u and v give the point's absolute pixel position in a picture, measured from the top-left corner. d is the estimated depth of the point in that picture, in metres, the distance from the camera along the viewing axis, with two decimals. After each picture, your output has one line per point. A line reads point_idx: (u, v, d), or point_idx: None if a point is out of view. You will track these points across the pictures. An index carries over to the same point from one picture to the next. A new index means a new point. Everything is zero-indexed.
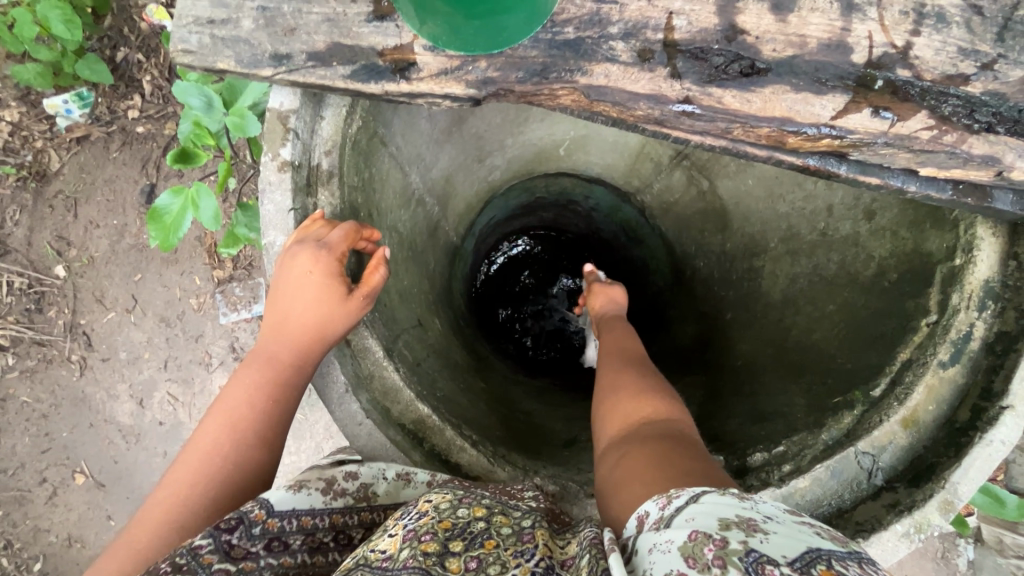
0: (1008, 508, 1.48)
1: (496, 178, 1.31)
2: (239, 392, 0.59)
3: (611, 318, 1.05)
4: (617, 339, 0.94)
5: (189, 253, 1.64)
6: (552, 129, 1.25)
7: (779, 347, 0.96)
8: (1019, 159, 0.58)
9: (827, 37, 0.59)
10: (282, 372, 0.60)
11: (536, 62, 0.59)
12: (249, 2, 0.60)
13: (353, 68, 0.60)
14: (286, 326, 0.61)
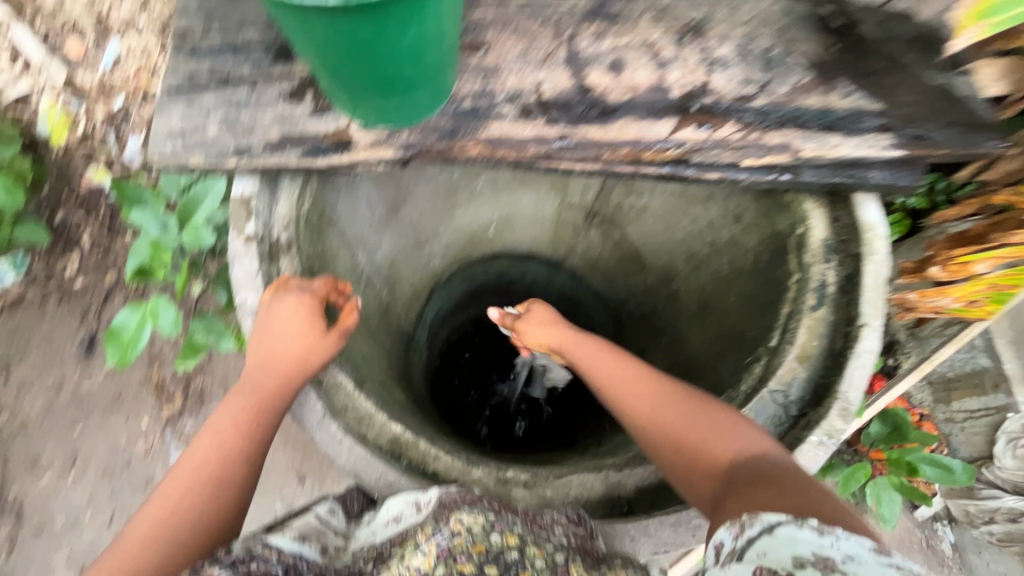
0: (958, 474, 1.61)
1: (437, 265, 1.47)
2: (226, 417, 0.67)
3: (546, 316, 0.94)
4: (580, 346, 0.87)
5: (134, 393, 1.61)
6: (478, 213, 1.42)
7: (707, 347, 1.12)
8: (803, 142, 0.81)
9: (650, 82, 0.82)
10: (267, 402, 0.68)
11: (446, 126, 0.79)
12: (213, 114, 0.76)
13: (303, 149, 0.76)
14: (272, 358, 0.70)
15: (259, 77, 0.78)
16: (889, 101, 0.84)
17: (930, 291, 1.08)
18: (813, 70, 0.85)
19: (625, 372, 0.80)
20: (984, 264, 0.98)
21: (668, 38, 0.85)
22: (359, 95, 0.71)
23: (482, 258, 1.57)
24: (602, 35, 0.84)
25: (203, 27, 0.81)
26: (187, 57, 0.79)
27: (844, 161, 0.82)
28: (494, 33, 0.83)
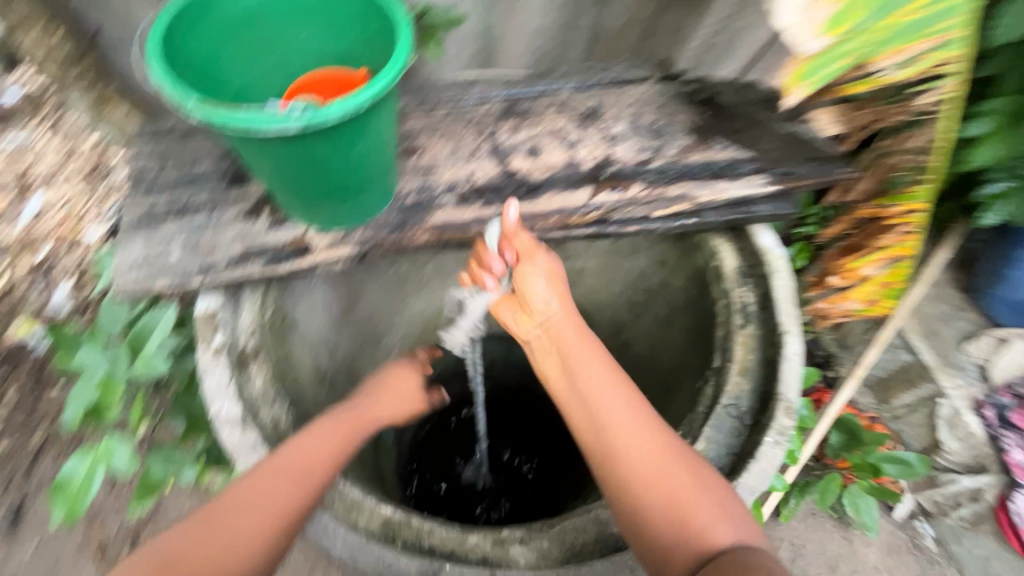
0: (916, 466, 1.67)
1: (394, 359, 1.53)
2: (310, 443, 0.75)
3: (554, 282, 0.85)
4: (580, 347, 0.80)
5: (70, 562, 1.39)
6: (429, 301, 1.50)
7: (660, 387, 1.21)
8: (697, 191, 0.97)
9: (564, 161, 0.97)
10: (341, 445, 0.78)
11: (395, 220, 0.88)
12: (176, 241, 0.82)
13: (265, 259, 0.82)
14: (360, 421, 0.83)
15: (216, 202, 0.85)
16: (756, 148, 1.03)
17: (836, 296, 1.27)
18: (692, 133, 1.03)
19: (627, 401, 0.74)
20: (869, 267, 1.17)
21: (571, 124, 1.01)
22: (313, 205, 0.80)
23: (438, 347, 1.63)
24: (517, 128, 0.99)
25: (158, 166, 0.88)
26: (145, 193, 0.86)
27: (735, 200, 0.98)
28: (425, 138, 0.96)
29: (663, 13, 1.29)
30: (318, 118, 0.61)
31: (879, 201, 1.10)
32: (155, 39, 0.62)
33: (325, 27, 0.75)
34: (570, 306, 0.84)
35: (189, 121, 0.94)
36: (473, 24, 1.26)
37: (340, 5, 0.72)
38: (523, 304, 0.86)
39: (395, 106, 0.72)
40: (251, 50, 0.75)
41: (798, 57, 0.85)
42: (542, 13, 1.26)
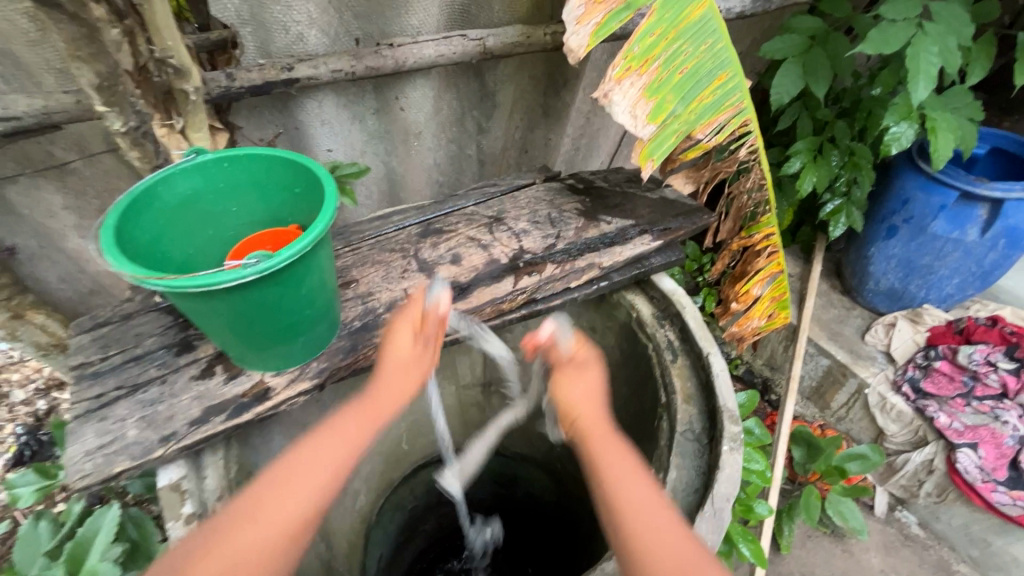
0: (873, 455, 1.76)
1: (363, 504, 1.51)
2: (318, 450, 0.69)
3: (587, 388, 0.81)
4: (605, 452, 0.73)
5: None
6: (386, 432, 1.51)
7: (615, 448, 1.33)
8: (600, 257, 1.14)
9: (484, 261, 1.11)
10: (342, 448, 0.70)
11: (347, 345, 0.95)
12: (130, 419, 0.82)
13: (226, 413, 0.84)
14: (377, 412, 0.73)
15: (167, 372, 0.88)
16: (635, 216, 1.24)
17: (742, 318, 1.46)
18: (582, 216, 1.23)
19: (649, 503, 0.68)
20: (757, 286, 1.37)
21: (481, 230, 1.17)
22: (266, 350, 0.85)
23: (405, 481, 1.68)
24: (436, 244, 1.13)
25: (100, 354, 0.90)
26: (89, 382, 0.86)
27: (632, 258, 1.17)
28: (358, 270, 1.07)
29: (532, 133, 1.57)
30: (272, 264, 0.70)
31: (744, 232, 1.35)
32: (107, 233, 0.70)
33: (257, 195, 0.88)
34: (601, 411, 0.79)
35: (126, 307, 0.98)
36: (378, 172, 1.45)
37: (267, 177, 0.86)
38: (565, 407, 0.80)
39: (331, 247, 0.83)
40: (194, 227, 0.85)
41: (640, 142, 1.09)
42: (433, 151, 1.48)
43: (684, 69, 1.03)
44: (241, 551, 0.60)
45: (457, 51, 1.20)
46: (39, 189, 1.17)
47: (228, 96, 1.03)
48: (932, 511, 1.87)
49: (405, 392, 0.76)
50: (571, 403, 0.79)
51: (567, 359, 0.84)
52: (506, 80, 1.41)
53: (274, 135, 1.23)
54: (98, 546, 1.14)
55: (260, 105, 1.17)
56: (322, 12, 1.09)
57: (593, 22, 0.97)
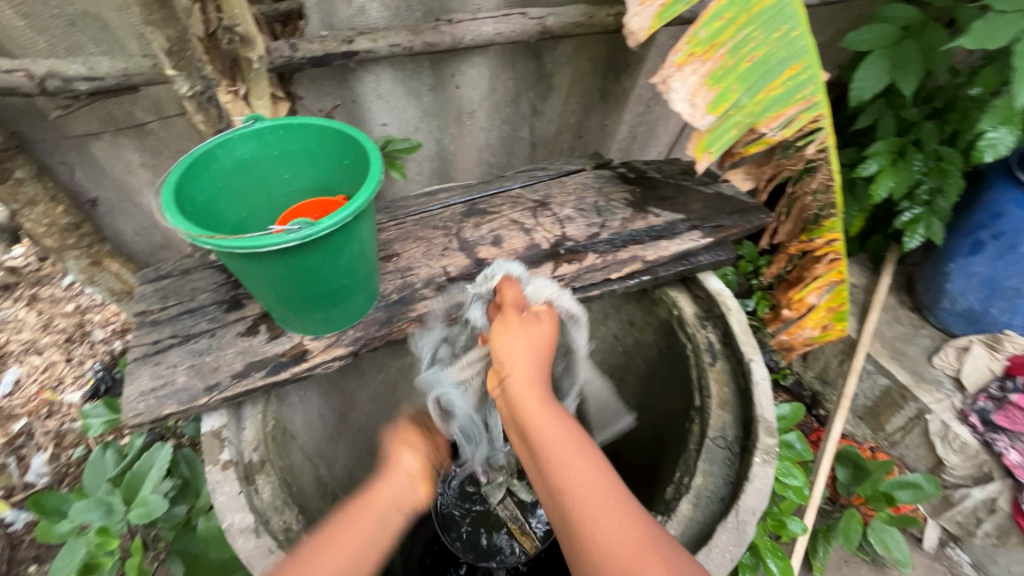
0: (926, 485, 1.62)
1: None
2: (358, 518, 0.73)
3: (535, 342, 0.77)
4: (544, 425, 0.69)
5: None
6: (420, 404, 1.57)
7: (643, 445, 1.30)
8: (645, 250, 1.11)
9: (524, 245, 1.10)
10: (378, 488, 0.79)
11: (382, 317, 0.97)
12: (181, 365, 0.88)
13: (266, 370, 0.89)
14: (376, 498, 0.77)
15: (217, 326, 0.93)
16: (686, 210, 1.19)
17: (794, 326, 1.38)
18: (630, 207, 1.19)
19: (597, 484, 0.64)
20: (813, 294, 1.29)
21: (525, 214, 1.16)
22: (308, 316, 0.89)
23: None
24: (478, 225, 1.13)
25: (160, 304, 0.97)
26: (149, 329, 0.93)
27: (679, 255, 1.12)
28: (400, 244, 1.09)
29: (587, 117, 1.55)
30: (314, 231, 0.72)
31: (804, 236, 1.26)
32: (168, 193, 0.74)
33: (308, 162, 0.90)
34: (536, 378, 0.73)
35: (186, 262, 1.04)
36: (430, 148, 1.45)
37: (319, 147, 0.88)
38: (499, 364, 0.76)
39: (373, 220, 0.85)
40: (249, 191, 0.89)
41: (697, 133, 1.04)
42: (485, 132, 1.48)
43: (753, 57, 0.97)
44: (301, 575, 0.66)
45: (515, 29, 1.18)
46: (120, 145, 1.26)
47: (290, 66, 1.06)
48: (989, 553, 1.73)
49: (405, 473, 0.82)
50: (505, 356, 0.75)
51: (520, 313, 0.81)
52: (564, 62, 1.38)
53: (333, 107, 1.26)
54: (150, 477, 1.24)
55: (321, 76, 1.19)
56: None
57: (657, 3, 0.93)
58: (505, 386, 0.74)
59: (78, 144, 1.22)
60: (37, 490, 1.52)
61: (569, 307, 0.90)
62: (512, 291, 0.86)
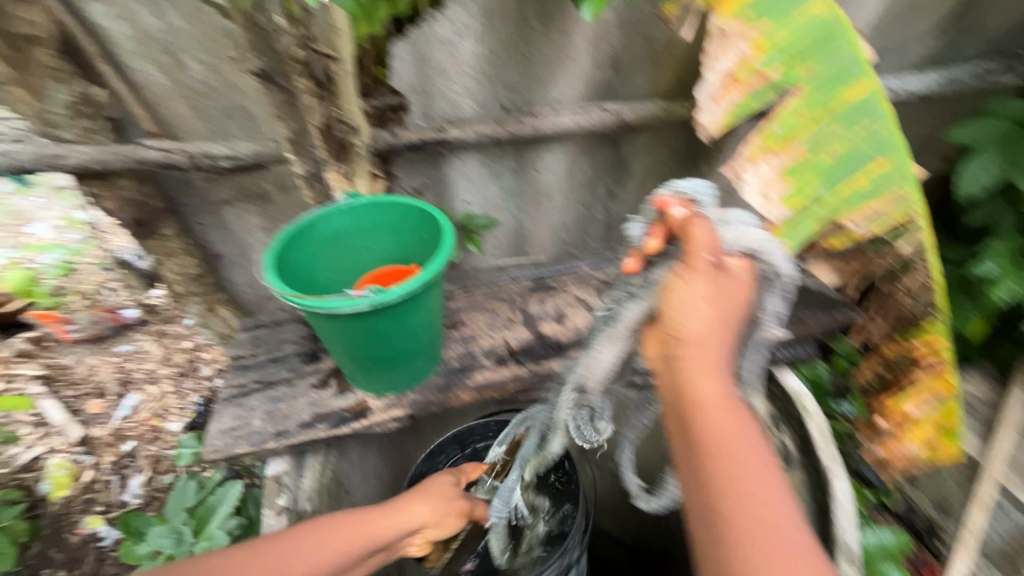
0: None
1: None
2: (351, 528, 0.83)
3: (722, 315, 0.69)
4: (718, 413, 0.66)
5: None
6: None
7: None
8: None
9: (587, 323, 1.10)
10: (355, 525, 0.85)
11: (441, 382, 1.00)
12: (258, 410, 0.96)
13: (329, 423, 0.94)
14: (384, 520, 0.88)
15: (294, 376, 1.01)
16: None
17: (891, 441, 1.24)
18: None
19: (772, 499, 0.62)
20: (912, 405, 1.17)
21: (590, 293, 1.18)
22: (373, 375, 0.94)
23: None
24: (544, 301, 1.16)
25: (251, 351, 1.07)
26: (238, 372, 1.03)
27: None
28: (467, 314, 1.14)
29: None
30: (384, 298, 0.79)
31: (900, 338, 1.17)
32: (269, 256, 0.85)
33: (390, 235, 1.01)
34: (714, 361, 0.69)
35: (280, 314, 1.16)
36: (508, 225, 1.54)
37: (403, 222, 0.98)
38: (674, 334, 0.70)
39: (441, 289, 0.91)
40: (337, 257, 1.00)
41: (771, 225, 1.03)
42: (562, 212, 1.54)
43: (833, 153, 0.94)
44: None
45: (593, 121, 1.27)
46: (246, 211, 1.47)
47: (390, 150, 1.21)
48: None
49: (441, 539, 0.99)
50: (685, 326, 0.69)
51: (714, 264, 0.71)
52: (642, 151, 1.44)
53: (424, 185, 1.40)
54: (219, 513, 1.33)
55: (416, 160, 1.34)
56: (478, 85, 1.22)
57: (730, 101, 0.97)
58: (678, 363, 0.69)
59: (214, 209, 1.44)
60: (130, 510, 1.65)
61: (771, 258, 0.80)
62: (701, 233, 0.72)
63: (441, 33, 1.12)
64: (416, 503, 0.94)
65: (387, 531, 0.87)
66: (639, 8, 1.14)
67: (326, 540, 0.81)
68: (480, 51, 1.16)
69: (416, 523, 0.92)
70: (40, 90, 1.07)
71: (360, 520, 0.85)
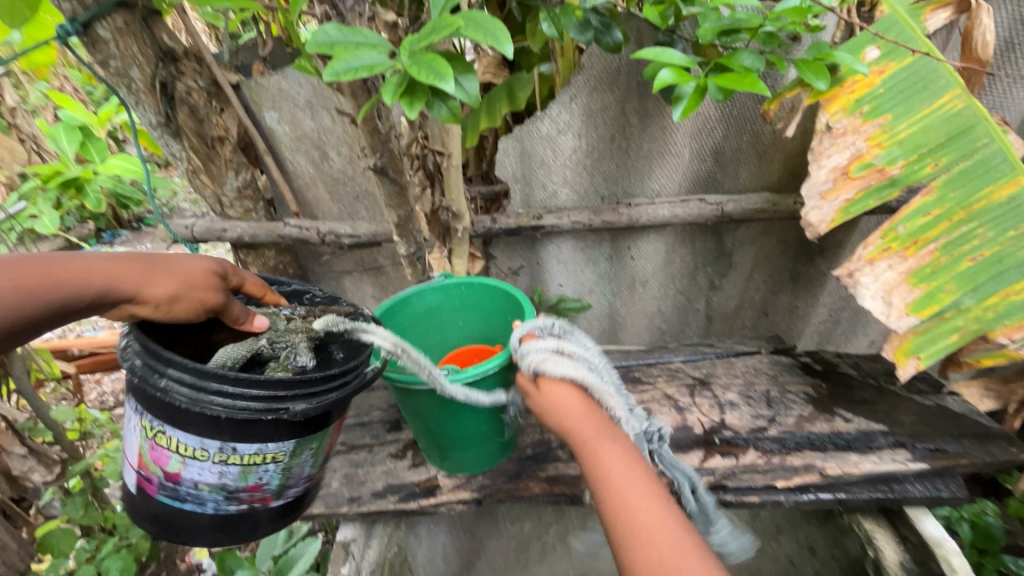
0: None
1: None
2: (64, 270, 0.66)
3: (570, 410, 0.72)
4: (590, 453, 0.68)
5: None
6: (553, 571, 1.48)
7: None
8: (824, 461, 0.92)
9: (674, 423, 1.01)
10: (63, 278, 0.66)
11: (511, 469, 0.98)
12: (338, 471, 1.01)
13: (400, 496, 0.96)
14: (110, 281, 0.68)
15: (375, 443, 1.05)
16: (890, 422, 0.97)
17: None
18: (812, 403, 1.03)
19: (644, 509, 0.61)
20: None
21: (681, 390, 1.08)
22: (447, 453, 0.94)
23: None
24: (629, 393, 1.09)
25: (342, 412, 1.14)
26: None
27: (875, 476, 0.90)
28: None
29: (775, 296, 1.47)
30: (462, 375, 0.81)
31: None
32: None
33: (478, 313, 1.05)
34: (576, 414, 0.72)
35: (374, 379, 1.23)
36: (600, 309, 1.52)
37: (491, 303, 1.02)
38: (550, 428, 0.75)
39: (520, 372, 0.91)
40: (428, 331, 1.06)
41: (898, 335, 0.87)
42: (659, 300, 1.49)
43: (978, 256, 0.81)
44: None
45: (693, 212, 1.24)
46: (362, 282, 1.63)
47: (489, 234, 1.29)
48: None
49: (170, 309, 0.70)
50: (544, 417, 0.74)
51: (535, 387, 0.76)
52: (747, 242, 1.37)
53: (520, 267, 1.45)
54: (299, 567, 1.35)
55: (514, 243, 1.40)
56: (576, 175, 1.27)
57: (842, 198, 0.89)
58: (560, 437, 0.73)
59: (337, 277, 1.62)
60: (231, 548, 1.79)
61: (567, 375, 0.73)
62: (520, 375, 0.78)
63: (543, 130, 1.20)
64: (112, 267, 0.68)
65: (107, 296, 0.67)
66: (745, 105, 1.13)
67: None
68: (580, 145, 1.22)
69: (101, 287, 0.67)
70: (218, 177, 1.32)
71: (13, 284, 0.63)
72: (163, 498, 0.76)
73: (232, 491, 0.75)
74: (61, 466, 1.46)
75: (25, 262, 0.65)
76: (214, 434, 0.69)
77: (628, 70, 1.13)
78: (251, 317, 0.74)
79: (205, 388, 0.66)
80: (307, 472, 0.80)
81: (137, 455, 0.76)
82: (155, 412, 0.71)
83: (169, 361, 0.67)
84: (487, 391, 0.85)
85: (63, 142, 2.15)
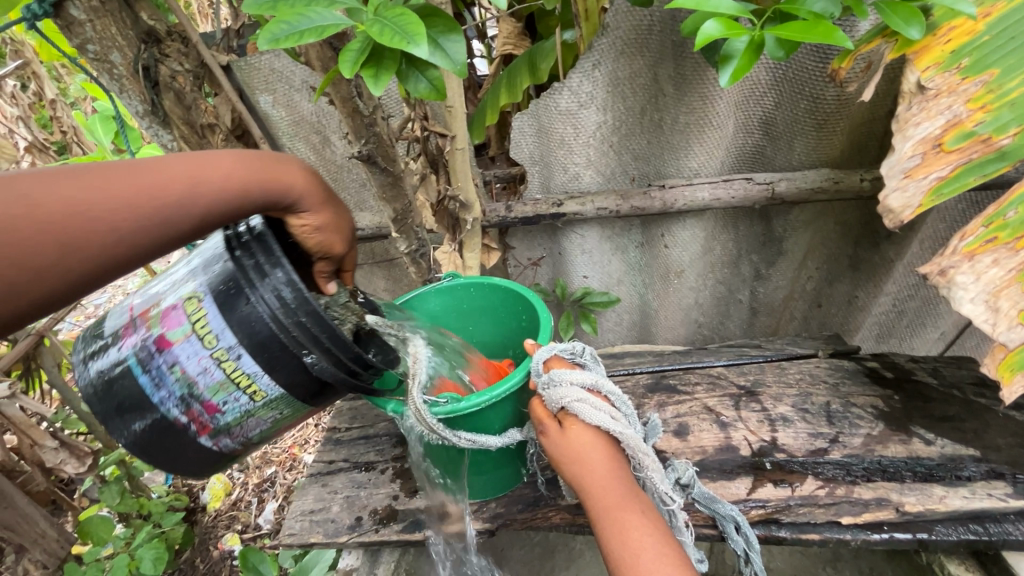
0: None
1: None
2: (254, 175, 0.57)
3: (595, 465, 0.63)
4: (619, 525, 0.59)
5: None
6: None
7: None
8: (901, 495, 0.77)
9: (717, 442, 0.87)
10: (256, 189, 0.57)
11: (527, 495, 0.87)
12: (339, 494, 0.92)
13: (404, 524, 0.86)
14: (287, 199, 0.59)
15: (379, 461, 0.96)
16: (981, 445, 0.81)
17: None
18: (883, 420, 0.87)
19: None
20: None
21: (724, 403, 0.93)
22: (454, 479, 0.84)
23: None
24: (663, 405, 0.95)
25: (346, 424, 1.04)
26: (330, 447, 1.00)
27: (964, 514, 0.75)
28: None
29: (830, 286, 1.30)
30: (458, 407, 0.68)
31: None
32: None
33: (490, 316, 0.93)
34: (601, 472, 0.63)
35: None
36: (631, 302, 1.38)
37: (501, 305, 0.90)
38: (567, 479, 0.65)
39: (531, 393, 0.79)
40: None
41: (1000, 346, 0.66)
42: (696, 291, 1.33)
43: None
44: (16, 222, 0.44)
45: (737, 194, 1.08)
46: (373, 274, 1.53)
47: (503, 223, 1.15)
48: None
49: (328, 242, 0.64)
50: (564, 465, 0.65)
51: (556, 427, 0.66)
52: (801, 227, 1.20)
53: (541, 257, 1.33)
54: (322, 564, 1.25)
55: (534, 232, 1.27)
56: (601, 155, 1.12)
57: (933, 176, 0.67)
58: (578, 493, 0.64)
59: None
60: (260, 535, 1.57)
61: (601, 424, 0.63)
62: (538, 409, 0.68)
63: (562, 103, 1.04)
64: (314, 185, 0.61)
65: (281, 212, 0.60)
66: (803, 65, 0.93)
67: (187, 205, 0.53)
68: (606, 121, 1.07)
69: (299, 203, 0.60)
70: None
71: (236, 185, 0.55)
72: (130, 357, 0.64)
73: (192, 396, 0.64)
74: (94, 457, 1.40)
75: (242, 158, 0.56)
76: (240, 333, 0.62)
77: (661, 28, 0.95)
78: (330, 280, 0.69)
79: (277, 287, 0.61)
80: (252, 434, 0.69)
81: (148, 303, 0.65)
82: (208, 274, 0.63)
83: (271, 249, 0.61)
84: (498, 431, 0.75)
85: (99, 130, 1.92)
